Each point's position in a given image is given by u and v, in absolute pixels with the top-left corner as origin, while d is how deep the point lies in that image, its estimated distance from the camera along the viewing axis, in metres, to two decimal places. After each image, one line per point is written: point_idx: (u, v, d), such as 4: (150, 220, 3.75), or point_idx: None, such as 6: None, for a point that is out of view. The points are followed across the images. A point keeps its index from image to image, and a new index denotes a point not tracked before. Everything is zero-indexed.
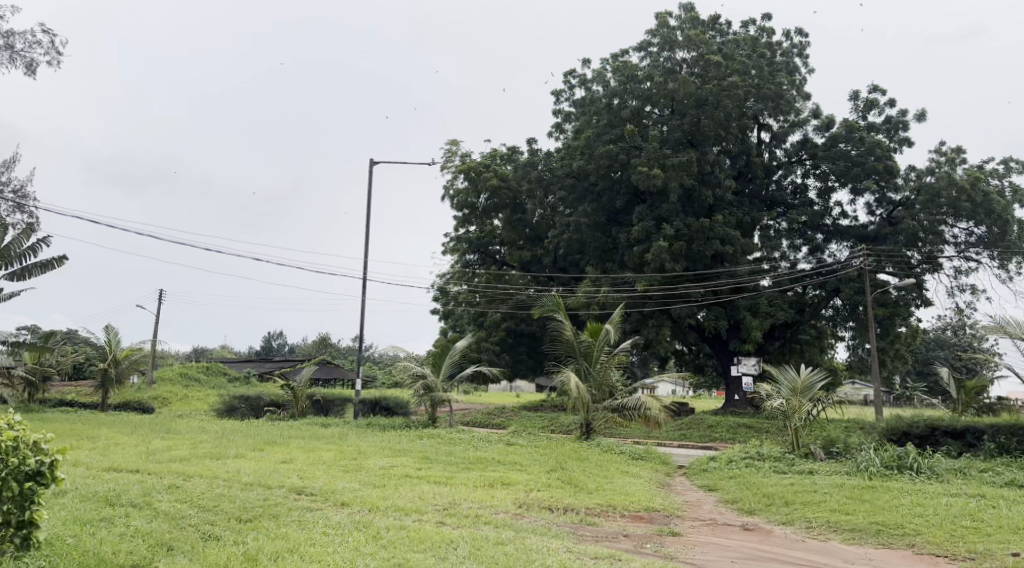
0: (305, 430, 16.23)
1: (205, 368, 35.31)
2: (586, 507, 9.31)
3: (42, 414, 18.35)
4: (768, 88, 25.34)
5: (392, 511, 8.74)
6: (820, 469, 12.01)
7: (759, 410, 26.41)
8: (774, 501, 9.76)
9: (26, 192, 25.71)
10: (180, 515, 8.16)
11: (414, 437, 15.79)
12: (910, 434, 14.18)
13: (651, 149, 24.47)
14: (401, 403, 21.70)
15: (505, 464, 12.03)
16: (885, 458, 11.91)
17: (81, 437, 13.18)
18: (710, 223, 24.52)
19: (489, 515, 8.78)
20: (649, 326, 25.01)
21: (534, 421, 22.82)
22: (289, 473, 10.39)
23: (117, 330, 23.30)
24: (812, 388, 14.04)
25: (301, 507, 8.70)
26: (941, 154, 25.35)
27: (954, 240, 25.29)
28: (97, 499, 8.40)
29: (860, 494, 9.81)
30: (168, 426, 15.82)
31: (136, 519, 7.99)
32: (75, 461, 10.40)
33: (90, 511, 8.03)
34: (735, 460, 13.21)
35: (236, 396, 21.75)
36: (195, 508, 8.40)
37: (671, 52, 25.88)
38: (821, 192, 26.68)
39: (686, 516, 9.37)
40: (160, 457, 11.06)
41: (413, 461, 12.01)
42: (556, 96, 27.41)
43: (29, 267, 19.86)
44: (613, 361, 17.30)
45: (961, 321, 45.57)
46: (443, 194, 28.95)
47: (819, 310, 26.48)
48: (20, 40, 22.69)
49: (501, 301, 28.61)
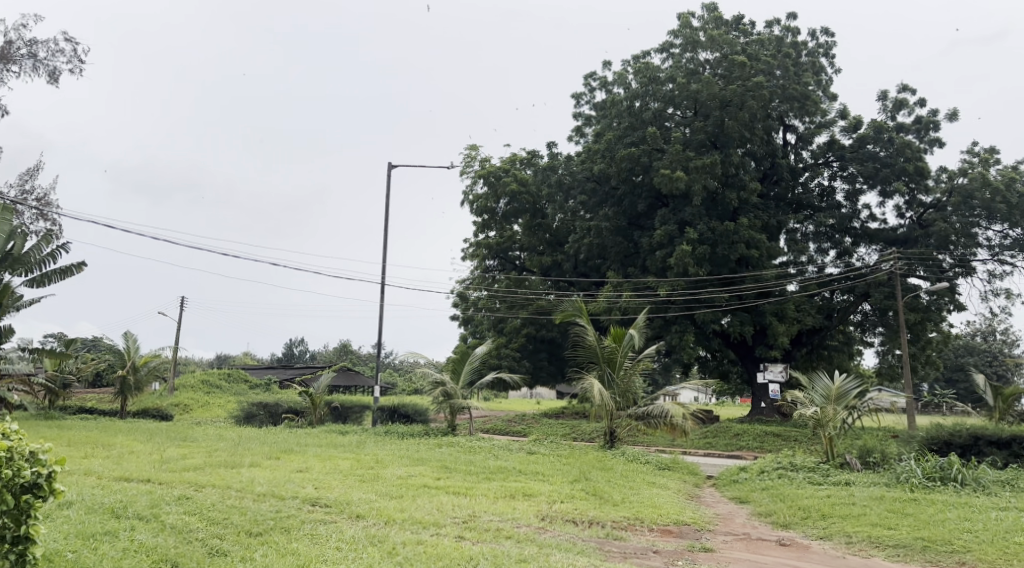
0: (323, 438, 15.92)
1: (227, 376, 35.21)
2: (613, 520, 8.93)
3: (59, 422, 18.21)
4: (795, 89, 24.81)
5: (410, 525, 8.41)
6: (857, 480, 11.54)
7: (786, 417, 25.86)
8: (811, 514, 9.33)
9: (48, 200, 25.81)
10: (187, 529, 7.88)
11: (433, 445, 15.44)
12: (953, 444, 13.60)
13: (674, 151, 24.11)
14: (420, 410, 21.39)
15: (528, 474, 11.65)
16: (927, 469, 11.41)
17: (96, 445, 12.97)
18: (735, 226, 24.05)
19: (511, 529, 8.41)
20: (672, 332, 24.53)
21: (556, 429, 22.37)
22: (304, 483, 10.08)
23: (136, 337, 23.21)
24: (846, 397, 13.59)
25: (315, 520, 8.39)
26: (973, 154, 24.73)
27: (988, 243, 24.64)
28: (103, 511, 8.15)
29: (902, 507, 9.33)
30: (185, 434, 15.60)
31: (140, 532, 7.72)
32: (86, 470, 10.17)
33: (94, 524, 7.78)
34: (766, 470, 12.74)
35: (255, 403, 21.53)
36: (204, 522, 8.10)
37: (694, 53, 25.50)
38: (848, 194, 26.09)
39: (718, 530, 8.95)
40: (172, 466, 10.80)
41: (431, 471, 11.67)
42: (576, 99, 27.06)
43: (49, 274, 19.82)
44: (638, 367, 16.88)
45: (993, 326, 44.49)
46: (463, 200, 28.71)
47: (848, 315, 25.88)
48: (42, 48, 22.73)
49: (522, 306, 28.21)
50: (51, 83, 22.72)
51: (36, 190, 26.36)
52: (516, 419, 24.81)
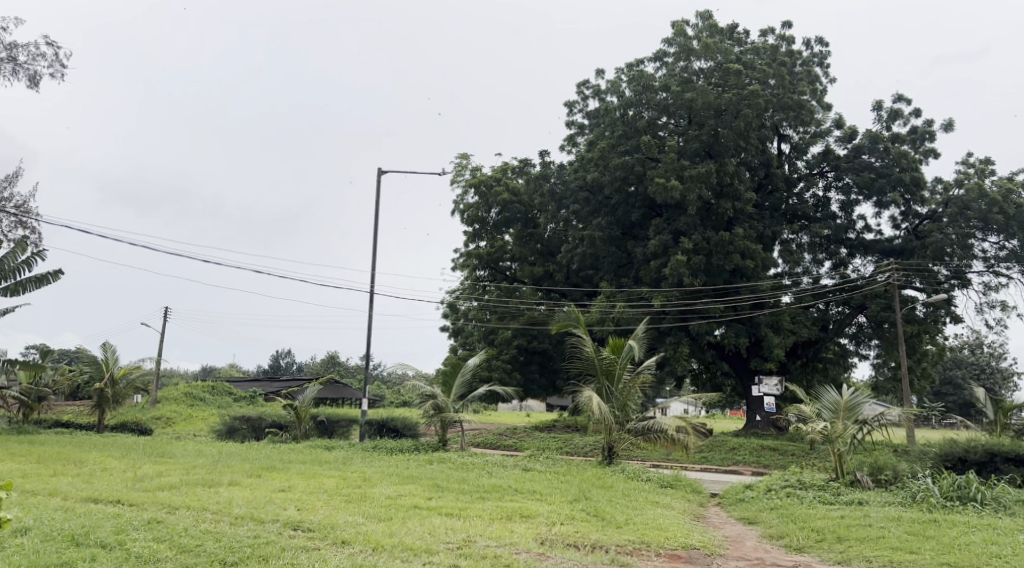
0: (308, 454, 15.31)
1: (211, 388, 34.47)
2: (617, 544, 8.40)
3: (33, 437, 17.47)
4: (790, 98, 24.45)
5: (400, 552, 7.83)
6: (871, 500, 11.07)
7: (782, 431, 25.50)
8: (825, 537, 8.84)
9: (28, 208, 25.16)
10: (154, 558, 7.28)
11: (424, 461, 14.85)
12: (968, 461, 13.14)
13: (668, 160, 23.66)
14: (409, 425, 20.79)
15: (524, 493, 11.10)
16: (945, 488, 11.00)
17: (67, 462, 12.33)
18: (730, 236, 23.62)
19: (510, 555, 7.86)
20: (667, 344, 24.08)
21: (549, 443, 21.80)
22: (286, 504, 9.48)
23: (115, 348, 22.52)
24: (855, 410, 13.23)
25: (297, 547, 7.80)
26: (969, 165, 24.45)
27: (984, 255, 24.31)
28: (62, 538, 7.55)
29: (922, 529, 8.85)
30: (164, 449, 14.96)
31: (101, 564, 7.11)
32: (52, 490, 9.53)
33: (51, 553, 7.18)
34: (774, 488, 12.24)
35: (237, 416, 20.88)
36: (174, 550, 7.50)
37: (688, 62, 25.14)
38: (843, 205, 25.78)
39: (729, 555, 8.42)
40: (146, 485, 10.18)
41: (421, 490, 11.09)
42: (569, 107, 26.66)
43: (24, 282, 19.17)
44: (637, 380, 16.35)
45: (981, 338, 44.37)
46: (453, 209, 28.26)
47: (843, 327, 25.52)
48: (23, 52, 22.10)
49: (513, 317, 27.70)
50: (31, 87, 22.07)
51: (15, 196, 25.65)
52: (507, 433, 24.29)
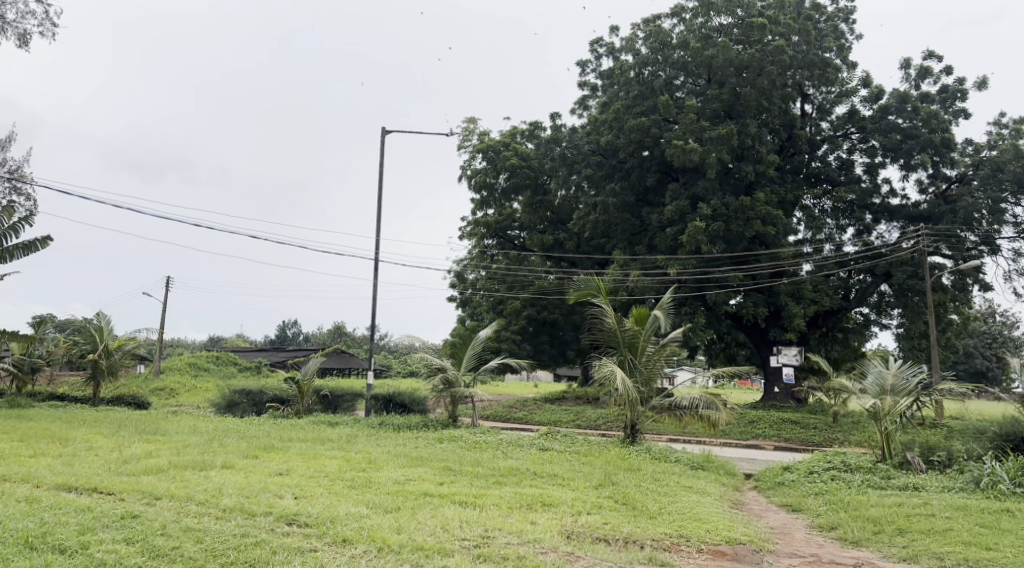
0: (310, 431, 14.48)
1: (215, 358, 33.76)
2: (652, 539, 7.56)
3: (26, 411, 16.76)
4: (815, 54, 23.22)
5: (410, 554, 6.99)
6: (927, 485, 10.31)
7: (801, 402, 24.68)
8: (884, 529, 8.04)
9: (22, 174, 24.25)
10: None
11: (432, 440, 14.02)
12: None
13: (686, 121, 22.50)
14: (417, 399, 19.95)
15: (544, 478, 10.26)
16: (1011, 471, 10.21)
17: (52, 440, 11.57)
18: (751, 201, 22.55)
19: (536, 556, 7.00)
20: (685, 314, 23.20)
21: (563, 417, 21.01)
22: (282, 492, 8.65)
23: (109, 317, 21.71)
24: (903, 387, 12.40)
25: (291, 549, 6.98)
26: (1002, 125, 23.32)
27: (1016, 220, 23.18)
28: (15, 541, 6.74)
29: (994, 521, 8.07)
30: (158, 426, 14.17)
31: None
32: (25, 476, 8.72)
33: None
34: (815, 471, 11.38)
35: (237, 390, 20.16)
36: (142, 557, 6.67)
37: (708, 18, 23.87)
38: (868, 168, 24.68)
39: (781, 551, 7.60)
40: (130, 468, 9.39)
41: (433, 473, 10.26)
42: (581, 66, 25.50)
43: (10, 249, 18.26)
44: (663, 352, 15.40)
45: (993, 306, 43.68)
46: (461, 174, 27.25)
47: (866, 295, 24.58)
48: (11, 9, 21.02)
49: (523, 286, 27.05)
50: (20, 46, 21.05)
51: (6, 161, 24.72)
52: (518, 405, 23.54)
